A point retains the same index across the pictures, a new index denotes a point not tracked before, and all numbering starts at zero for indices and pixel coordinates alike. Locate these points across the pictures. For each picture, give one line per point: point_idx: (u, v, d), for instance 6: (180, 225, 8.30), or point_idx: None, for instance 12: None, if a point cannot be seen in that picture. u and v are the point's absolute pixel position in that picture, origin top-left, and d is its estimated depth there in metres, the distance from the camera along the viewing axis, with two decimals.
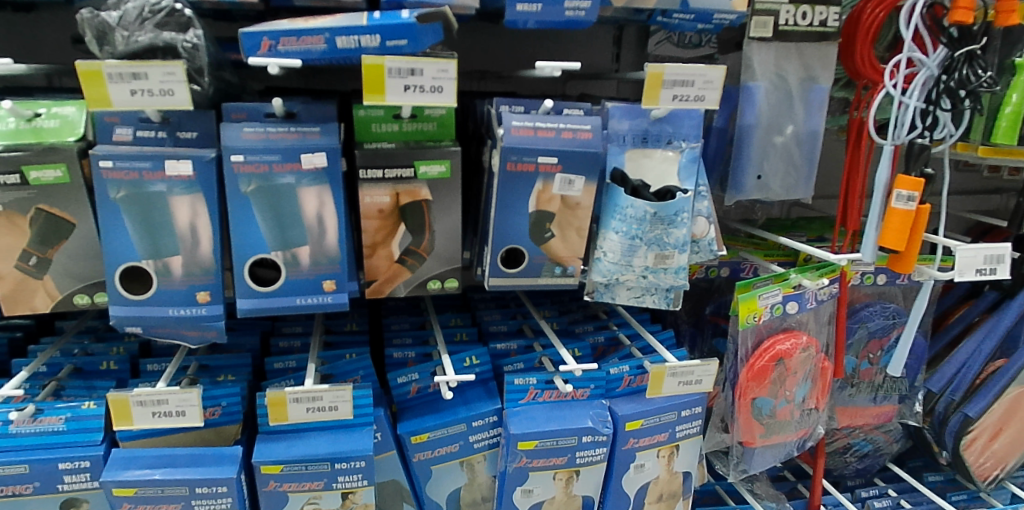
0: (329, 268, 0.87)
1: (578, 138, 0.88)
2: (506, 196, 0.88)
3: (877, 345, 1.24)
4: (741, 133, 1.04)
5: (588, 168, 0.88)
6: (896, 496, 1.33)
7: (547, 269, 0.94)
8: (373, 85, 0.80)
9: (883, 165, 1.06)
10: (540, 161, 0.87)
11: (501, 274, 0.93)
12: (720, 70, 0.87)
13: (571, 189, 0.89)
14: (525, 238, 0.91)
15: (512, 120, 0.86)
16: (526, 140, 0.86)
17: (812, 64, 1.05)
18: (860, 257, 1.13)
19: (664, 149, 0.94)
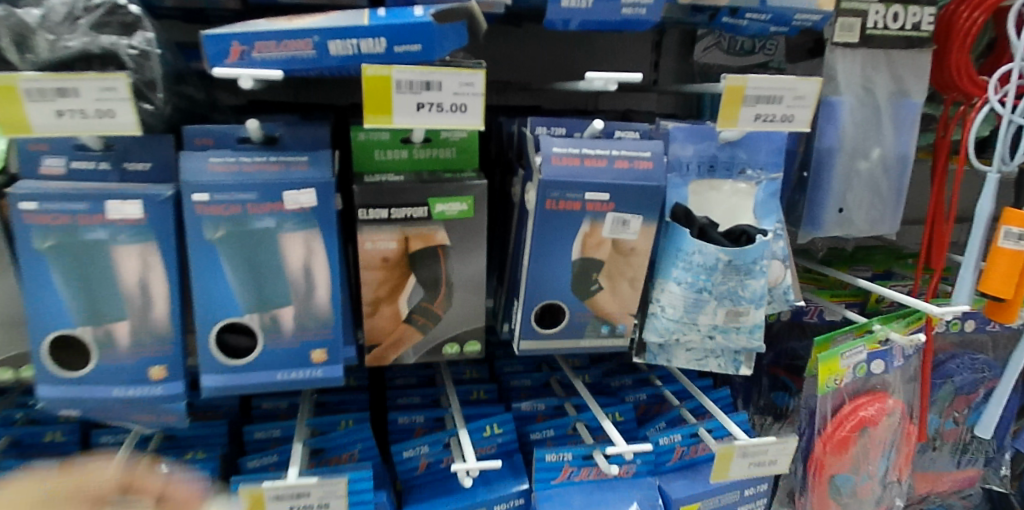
0: (323, 331, 0.69)
1: (635, 168, 0.69)
2: (545, 240, 0.70)
3: (966, 402, 1.04)
4: (819, 157, 0.86)
5: (648, 205, 0.70)
6: None
7: (592, 328, 0.76)
8: (377, 102, 0.62)
9: (986, 195, 0.88)
10: (588, 198, 0.68)
11: (536, 335, 0.74)
12: (813, 82, 0.69)
13: (624, 231, 0.71)
14: (567, 292, 0.73)
15: (552, 147, 0.68)
16: (572, 171, 0.68)
17: (904, 75, 0.87)
18: (952, 302, 0.93)
19: (735, 181, 0.76)
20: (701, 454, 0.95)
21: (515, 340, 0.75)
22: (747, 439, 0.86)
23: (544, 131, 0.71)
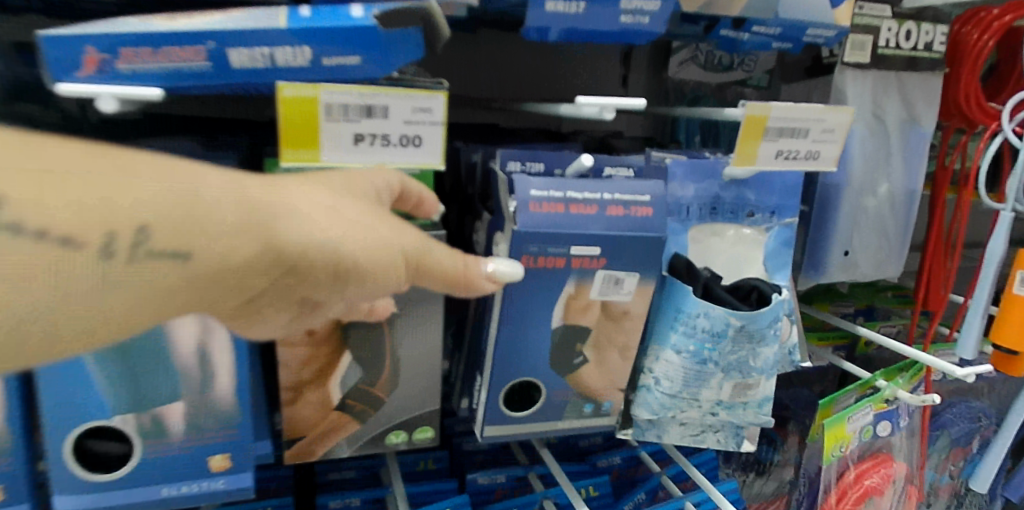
0: (227, 431, 0.53)
1: (631, 216, 0.55)
2: (517, 307, 0.55)
3: (962, 454, 0.90)
4: (825, 193, 0.74)
5: (649, 261, 0.56)
6: None
7: (572, 407, 0.62)
8: (301, 134, 0.47)
9: (999, 233, 0.75)
10: (574, 252, 0.54)
11: (504, 418, 0.60)
12: (845, 113, 0.57)
13: (617, 291, 0.57)
14: (544, 368, 0.59)
15: (528, 189, 0.53)
16: (554, 221, 0.53)
17: (915, 100, 0.75)
18: (958, 352, 0.80)
19: (740, 226, 0.63)
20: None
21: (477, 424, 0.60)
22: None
23: (519, 166, 0.57)
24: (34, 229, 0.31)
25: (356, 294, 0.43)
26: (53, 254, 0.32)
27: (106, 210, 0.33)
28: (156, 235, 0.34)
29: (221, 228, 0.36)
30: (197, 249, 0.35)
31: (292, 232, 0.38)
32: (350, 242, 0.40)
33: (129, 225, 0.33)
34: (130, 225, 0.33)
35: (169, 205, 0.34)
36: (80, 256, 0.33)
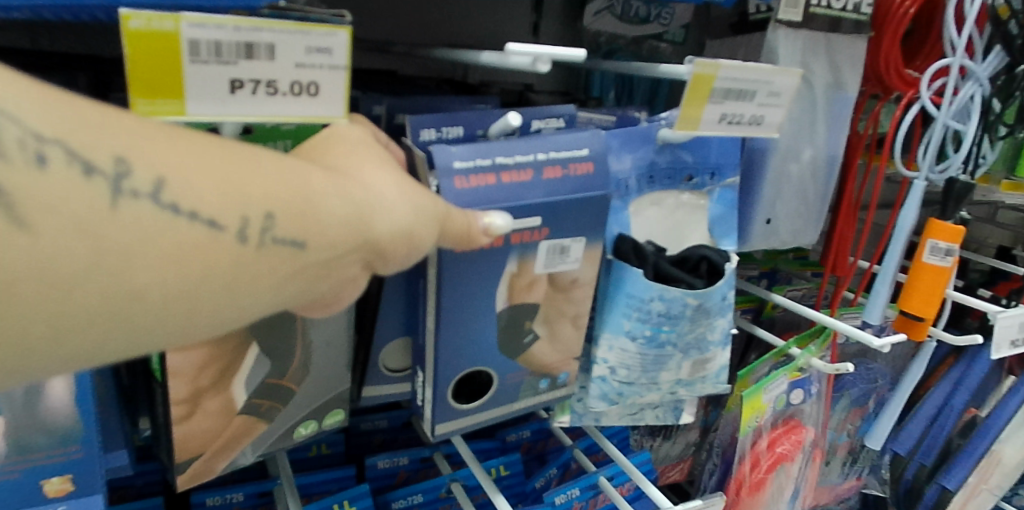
0: (68, 449, 0.44)
1: (570, 176, 0.48)
2: (458, 285, 0.47)
3: (859, 413, 0.91)
4: (750, 159, 0.69)
5: (593, 223, 0.50)
6: None
7: (528, 387, 0.56)
8: (155, 78, 0.35)
9: (911, 204, 0.75)
10: (515, 226, 0.47)
11: (453, 415, 0.53)
12: (793, 75, 0.52)
13: (564, 260, 0.50)
14: (493, 350, 0.52)
15: (450, 160, 0.44)
16: (487, 194, 0.45)
17: (841, 63, 0.70)
18: (863, 318, 0.80)
19: (680, 194, 0.58)
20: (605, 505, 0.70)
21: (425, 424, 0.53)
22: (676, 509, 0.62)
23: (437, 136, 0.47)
24: (189, 211, 0.27)
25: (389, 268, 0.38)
26: (200, 241, 0.28)
27: (241, 193, 0.29)
28: (284, 221, 0.30)
29: (329, 217, 0.32)
30: (314, 235, 0.32)
31: (379, 214, 0.35)
32: (423, 216, 0.37)
33: (262, 208, 0.30)
34: (260, 211, 0.30)
35: (282, 193, 0.31)
36: (221, 245, 0.29)
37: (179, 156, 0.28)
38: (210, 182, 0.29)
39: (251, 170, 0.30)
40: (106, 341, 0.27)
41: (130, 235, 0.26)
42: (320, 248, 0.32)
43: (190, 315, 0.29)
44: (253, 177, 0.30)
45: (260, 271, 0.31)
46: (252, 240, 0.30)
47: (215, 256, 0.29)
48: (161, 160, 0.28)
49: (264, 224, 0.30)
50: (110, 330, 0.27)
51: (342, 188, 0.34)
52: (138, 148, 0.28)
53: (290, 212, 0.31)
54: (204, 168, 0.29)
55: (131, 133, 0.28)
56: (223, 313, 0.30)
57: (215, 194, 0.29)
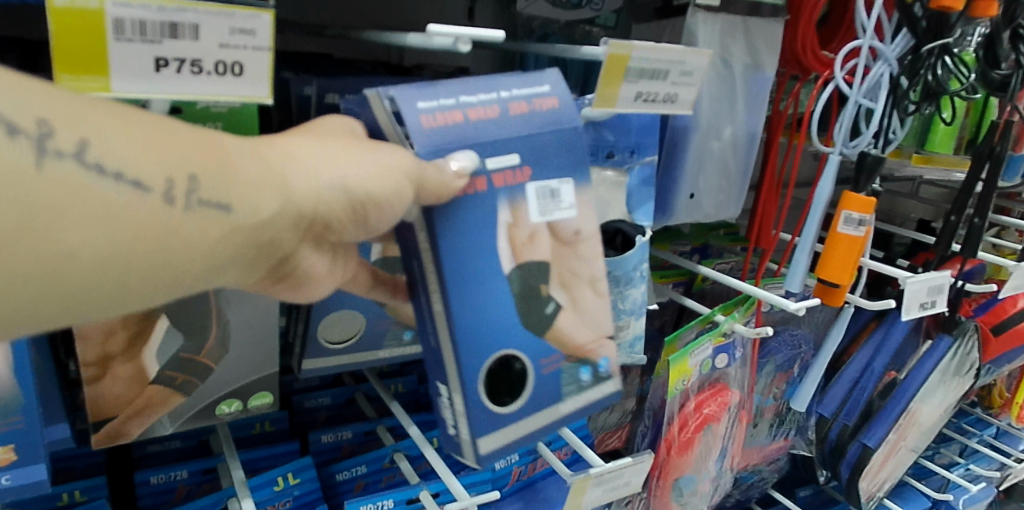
0: (7, 420, 0.45)
1: (537, 111, 0.51)
2: (462, 264, 0.49)
3: (785, 377, 0.96)
4: (673, 137, 0.72)
5: (568, 154, 0.53)
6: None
7: (568, 376, 0.57)
8: (81, 55, 0.37)
9: (826, 178, 0.79)
10: (494, 165, 0.49)
11: (493, 423, 0.53)
12: (704, 55, 0.56)
13: (558, 204, 0.52)
14: (523, 331, 0.53)
15: (417, 103, 0.47)
16: (461, 130, 0.47)
17: (758, 46, 0.74)
18: (785, 287, 0.84)
19: (602, 169, 0.61)
20: (541, 470, 0.74)
21: (467, 444, 0.53)
22: (608, 465, 0.66)
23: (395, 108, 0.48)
24: (113, 170, 0.30)
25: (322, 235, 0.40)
26: (124, 198, 0.30)
27: (159, 159, 0.32)
28: (206, 182, 0.33)
29: (248, 179, 0.35)
30: (239, 200, 0.34)
31: (299, 175, 0.38)
32: (365, 180, 0.40)
33: (185, 172, 0.32)
34: (183, 173, 0.32)
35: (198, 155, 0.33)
36: (147, 201, 0.31)
37: (104, 126, 0.31)
38: (128, 148, 0.31)
39: (174, 141, 0.33)
40: (40, 300, 0.29)
41: (51, 196, 0.28)
42: (245, 216, 0.35)
43: (124, 275, 0.31)
44: (172, 143, 0.33)
45: (191, 233, 0.33)
46: (175, 205, 0.32)
47: (145, 218, 0.31)
48: (88, 130, 0.30)
49: (186, 189, 0.32)
50: (35, 303, 0.28)
51: (261, 160, 0.37)
52: (62, 115, 0.30)
53: (208, 177, 0.33)
54: (128, 136, 0.31)
55: (69, 107, 0.30)
56: (156, 274, 0.32)
57: (136, 159, 0.31)
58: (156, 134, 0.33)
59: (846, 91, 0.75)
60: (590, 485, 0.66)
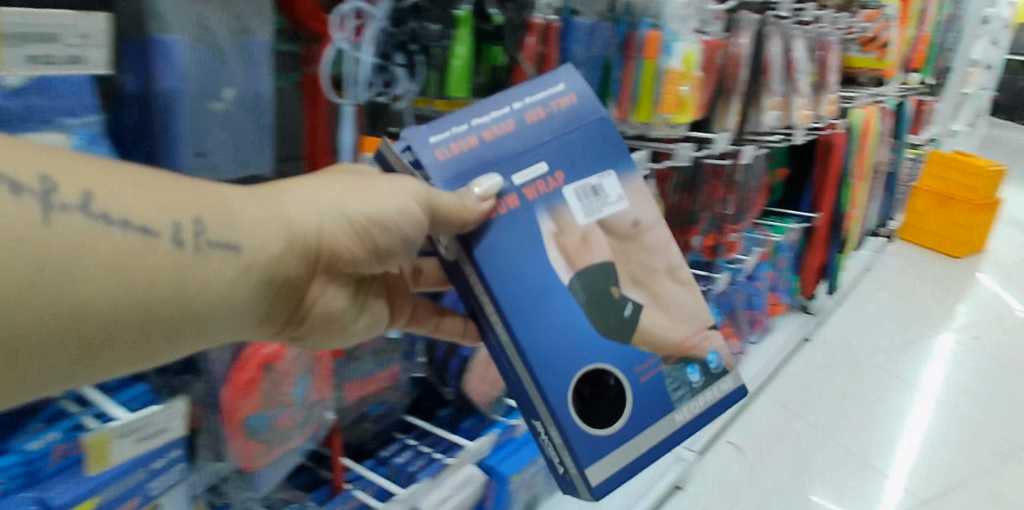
0: None
1: (552, 116, 0.77)
2: (521, 295, 0.71)
3: None
4: (163, 101, 0.75)
5: (595, 148, 0.77)
6: (416, 443, 1.13)
7: (673, 379, 0.78)
8: None
9: (346, 128, 0.89)
10: (534, 172, 0.74)
11: (598, 449, 0.72)
12: (97, 18, 0.69)
13: (596, 194, 0.76)
14: (602, 342, 0.73)
15: (432, 141, 0.72)
16: (479, 152, 0.73)
17: (241, 12, 0.80)
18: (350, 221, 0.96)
19: (41, 133, 0.66)
20: None
21: (578, 475, 0.72)
22: (127, 418, 0.71)
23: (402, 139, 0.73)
24: (119, 219, 0.49)
25: (319, 255, 0.64)
26: (137, 238, 0.49)
27: (170, 209, 0.52)
28: (208, 226, 0.54)
29: (248, 221, 0.58)
30: (239, 239, 0.56)
31: (295, 214, 0.61)
32: (357, 207, 0.65)
33: (191, 217, 0.53)
34: (190, 218, 0.53)
35: (195, 206, 0.54)
36: (159, 241, 0.51)
37: (106, 183, 0.50)
38: (129, 200, 0.50)
39: (165, 195, 0.53)
40: (105, 316, 0.48)
41: (73, 239, 0.46)
42: (263, 249, 0.59)
43: (144, 298, 0.50)
44: (178, 198, 0.54)
45: (201, 263, 0.54)
46: (187, 244, 0.53)
47: (156, 254, 0.51)
48: (92, 185, 0.49)
49: (195, 231, 0.53)
50: (78, 322, 0.47)
51: (274, 211, 0.61)
52: (66, 174, 0.48)
53: (214, 223, 0.54)
54: (126, 192, 0.50)
55: (53, 165, 0.48)
56: (182, 293, 0.53)
57: (143, 213, 0.50)
58: (157, 189, 0.53)
59: (339, 45, 0.83)
60: (114, 440, 0.70)
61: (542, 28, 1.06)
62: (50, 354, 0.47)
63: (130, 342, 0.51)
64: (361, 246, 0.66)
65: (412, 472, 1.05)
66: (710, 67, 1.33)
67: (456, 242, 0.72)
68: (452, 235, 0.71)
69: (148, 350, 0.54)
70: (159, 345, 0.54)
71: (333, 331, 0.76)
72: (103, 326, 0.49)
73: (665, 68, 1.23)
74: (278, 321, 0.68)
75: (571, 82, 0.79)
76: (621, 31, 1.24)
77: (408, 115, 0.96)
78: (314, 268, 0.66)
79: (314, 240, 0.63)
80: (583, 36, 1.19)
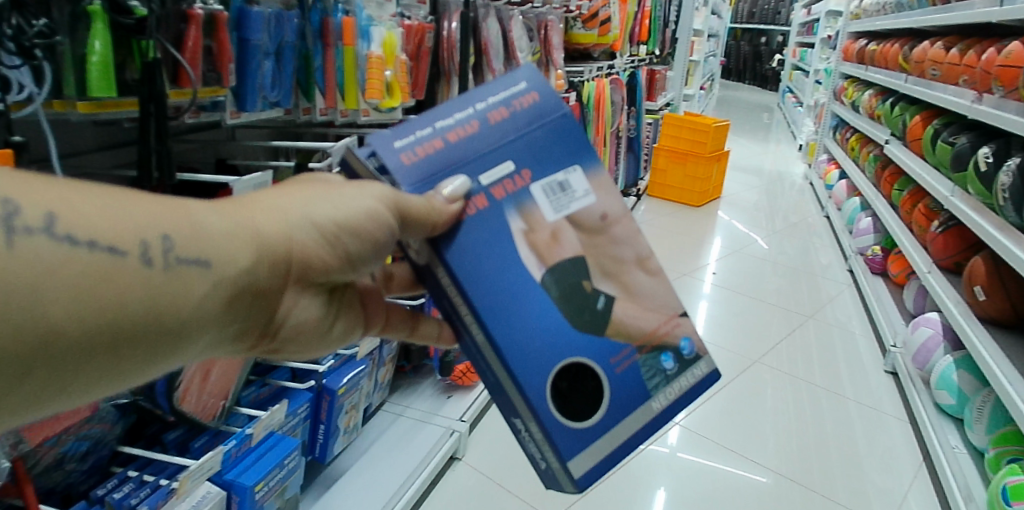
0: None
1: (518, 111, 0.68)
2: (497, 293, 0.64)
3: None
4: None
5: (567, 139, 0.68)
6: (139, 473, 1.02)
7: (648, 368, 0.68)
8: None
9: None
10: (502, 172, 0.66)
11: (577, 442, 0.66)
12: None
13: (570, 190, 0.67)
14: (575, 335, 0.66)
15: (394, 148, 0.66)
16: (445, 155, 0.66)
17: None
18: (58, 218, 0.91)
19: None
20: None
21: (561, 470, 0.66)
22: None
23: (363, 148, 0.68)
24: (86, 240, 0.44)
25: (301, 266, 0.58)
26: (106, 259, 0.44)
27: (138, 226, 0.47)
28: (179, 243, 0.49)
29: (222, 233, 0.52)
30: (212, 255, 0.51)
31: (270, 226, 0.55)
32: (327, 212, 0.59)
33: (160, 234, 0.48)
34: (158, 236, 0.48)
35: (168, 222, 0.49)
36: (129, 261, 0.46)
37: (67, 202, 0.45)
38: (92, 220, 0.45)
39: (128, 214, 0.48)
40: (77, 342, 0.44)
41: (33, 266, 0.41)
42: (232, 264, 0.52)
43: (116, 326, 0.45)
44: (145, 216, 0.48)
45: (174, 283, 0.48)
46: (156, 263, 0.47)
47: (128, 274, 0.46)
48: (53, 207, 0.44)
49: (164, 249, 0.47)
50: (47, 350, 0.42)
51: (244, 223, 0.54)
52: (32, 198, 0.43)
53: (184, 239, 0.49)
54: (91, 212, 0.45)
55: (21, 186, 0.44)
56: (159, 317, 0.48)
57: (106, 232, 0.45)
58: (122, 208, 0.48)
59: None
60: None
61: (208, 18, 0.98)
62: (13, 384, 0.42)
63: (102, 369, 0.46)
64: (340, 252, 0.60)
65: (132, 504, 0.94)
66: (417, 50, 1.38)
67: (427, 246, 0.66)
68: (423, 238, 0.64)
69: (118, 381, 0.48)
70: (139, 370, 0.49)
71: (308, 342, 0.67)
72: (71, 356, 0.44)
73: (365, 53, 1.23)
74: (250, 343, 0.61)
75: (534, 76, 0.70)
76: (314, 18, 1.18)
77: (40, 121, 0.84)
78: (289, 279, 0.58)
79: (287, 252, 0.56)
80: (271, 25, 1.07)
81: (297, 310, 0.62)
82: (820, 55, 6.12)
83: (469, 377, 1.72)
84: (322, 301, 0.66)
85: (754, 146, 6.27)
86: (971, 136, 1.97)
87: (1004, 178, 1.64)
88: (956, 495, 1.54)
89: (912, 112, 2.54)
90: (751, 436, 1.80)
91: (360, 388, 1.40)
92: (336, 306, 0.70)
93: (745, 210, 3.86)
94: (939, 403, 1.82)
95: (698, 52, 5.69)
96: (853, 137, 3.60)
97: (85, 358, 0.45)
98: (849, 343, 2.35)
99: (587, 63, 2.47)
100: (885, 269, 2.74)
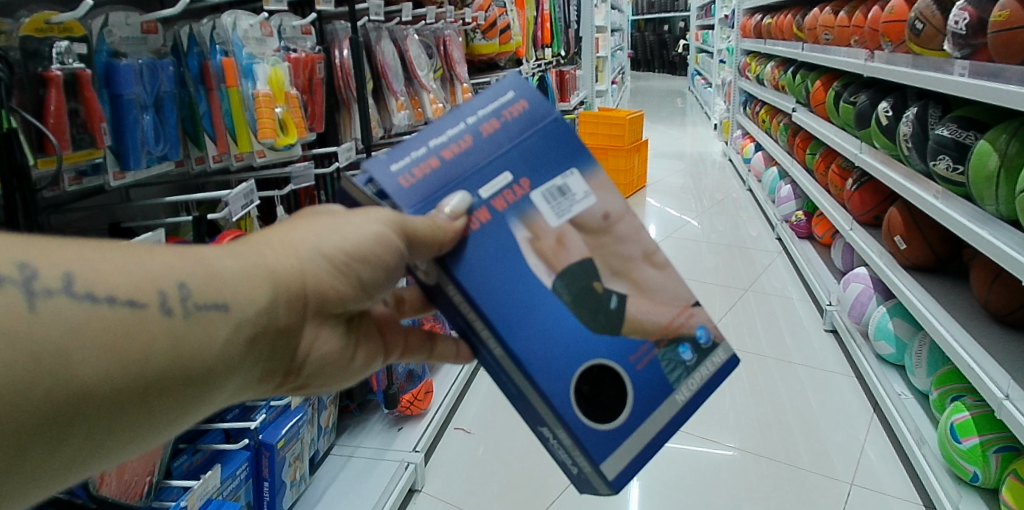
0: None
1: (508, 122, 0.66)
2: (508, 304, 0.61)
3: None
4: None
5: (562, 140, 0.65)
6: None
7: (667, 362, 0.64)
8: None
9: None
10: (502, 183, 0.63)
11: (609, 444, 0.61)
12: None
13: (571, 191, 0.64)
14: (595, 336, 0.62)
15: (390, 171, 0.63)
16: (442, 172, 0.63)
17: None
18: None
19: None
20: None
21: (595, 475, 0.61)
22: None
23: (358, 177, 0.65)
24: (106, 296, 0.43)
25: (319, 298, 0.56)
26: (128, 314, 0.43)
27: (154, 278, 0.46)
28: (195, 291, 0.47)
29: (236, 275, 0.50)
30: (230, 299, 0.49)
31: (284, 262, 0.53)
32: (334, 241, 0.56)
33: (178, 284, 0.47)
34: (176, 285, 0.47)
35: (182, 271, 0.48)
36: (149, 313, 0.45)
37: (82, 262, 0.44)
38: (110, 276, 0.44)
39: (141, 265, 0.47)
40: (105, 400, 0.42)
41: (54, 329, 0.40)
42: (249, 305, 0.50)
43: (143, 382, 0.44)
44: (156, 266, 0.47)
45: (194, 332, 0.47)
46: (175, 312, 0.46)
47: (151, 327, 0.44)
48: (70, 267, 0.43)
49: (181, 298, 0.46)
50: (76, 412, 0.41)
51: (254, 261, 0.52)
52: (45, 261, 0.42)
53: (199, 285, 0.47)
54: (106, 268, 0.44)
55: (33, 250, 0.43)
56: (185, 368, 0.47)
57: (124, 286, 0.44)
58: (135, 261, 0.47)
59: None
60: None
61: (68, 79, 0.89)
62: (46, 448, 0.41)
63: (134, 421, 0.45)
64: (355, 283, 0.57)
65: None
66: (309, 82, 1.35)
67: (435, 265, 0.62)
68: (430, 258, 0.61)
69: (149, 434, 0.47)
70: (168, 421, 0.47)
71: (334, 375, 0.63)
72: (103, 415, 0.43)
73: (251, 94, 1.17)
74: (275, 383, 0.57)
75: (521, 84, 0.68)
76: (193, 64, 1.15)
77: None
78: (307, 313, 0.56)
79: (303, 285, 0.54)
80: (144, 77, 1.01)
81: (319, 344, 0.58)
82: (721, 34, 6.30)
83: (416, 406, 1.70)
84: (343, 331, 0.62)
85: (671, 132, 6.42)
86: (870, 93, 2.05)
87: (904, 128, 1.70)
88: (909, 441, 1.58)
89: (813, 77, 2.62)
90: (717, 417, 1.81)
91: (300, 438, 1.37)
92: (356, 335, 0.65)
93: (675, 195, 3.92)
94: (880, 353, 1.88)
95: (605, 47, 5.80)
96: (763, 109, 3.71)
97: (111, 416, 0.43)
98: (789, 308, 2.41)
99: (493, 72, 2.48)
100: (811, 233, 2.82)
